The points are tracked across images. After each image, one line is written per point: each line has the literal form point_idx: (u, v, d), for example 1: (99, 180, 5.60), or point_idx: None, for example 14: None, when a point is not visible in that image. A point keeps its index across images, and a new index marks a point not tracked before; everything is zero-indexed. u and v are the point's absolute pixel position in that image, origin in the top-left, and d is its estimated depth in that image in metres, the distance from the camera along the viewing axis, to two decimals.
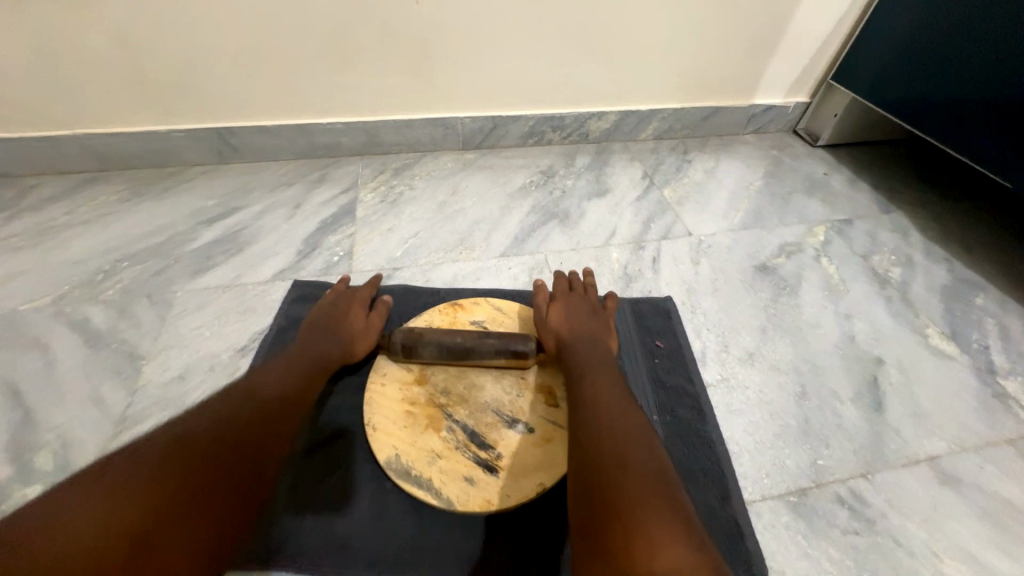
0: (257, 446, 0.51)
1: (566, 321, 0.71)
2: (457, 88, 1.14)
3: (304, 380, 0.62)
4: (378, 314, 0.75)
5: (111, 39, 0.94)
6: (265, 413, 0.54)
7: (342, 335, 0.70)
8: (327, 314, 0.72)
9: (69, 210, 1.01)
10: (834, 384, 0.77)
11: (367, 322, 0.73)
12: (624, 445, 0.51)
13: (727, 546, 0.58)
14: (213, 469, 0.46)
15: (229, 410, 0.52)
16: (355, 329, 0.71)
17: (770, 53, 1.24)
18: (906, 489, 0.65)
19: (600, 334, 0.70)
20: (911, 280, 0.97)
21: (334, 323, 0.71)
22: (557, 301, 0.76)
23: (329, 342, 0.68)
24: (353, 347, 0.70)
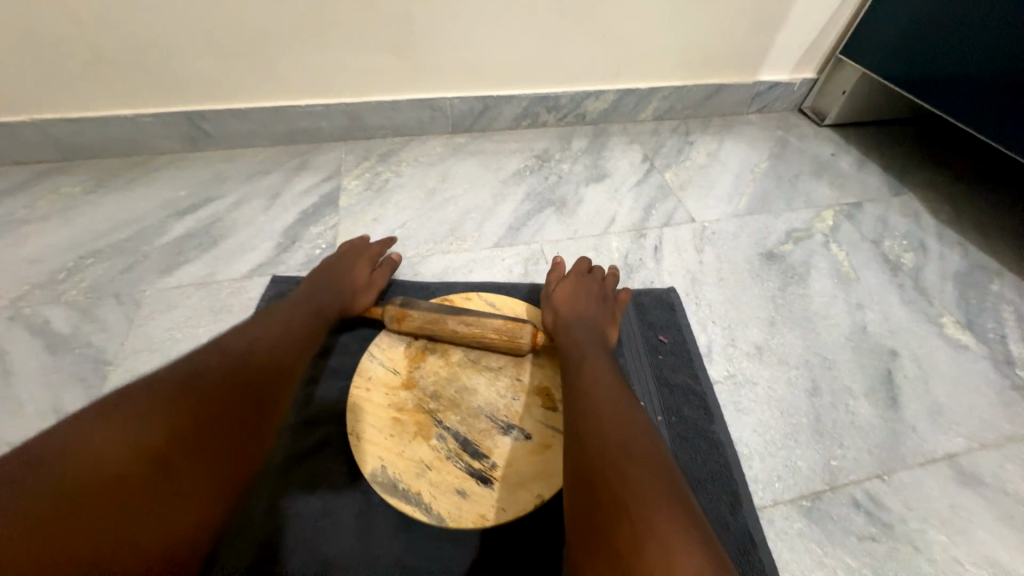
0: (258, 399, 0.48)
1: (569, 312, 0.67)
2: (444, 65, 1.06)
3: (307, 331, 0.59)
4: (383, 272, 0.77)
5: (59, 14, 0.85)
6: (267, 363, 0.51)
7: (345, 287, 0.70)
8: (334, 266, 0.73)
9: (30, 203, 0.94)
10: (847, 378, 0.73)
11: (371, 278, 0.75)
12: (622, 431, 0.47)
13: (738, 557, 0.54)
14: (211, 424, 0.43)
15: (229, 360, 0.49)
16: (358, 284, 0.72)
17: (777, 26, 1.17)
18: (924, 490, 0.62)
19: (602, 324, 0.66)
20: (924, 266, 0.93)
21: (338, 274, 0.72)
22: (562, 291, 0.71)
23: (333, 291, 0.68)
24: (355, 299, 0.70)
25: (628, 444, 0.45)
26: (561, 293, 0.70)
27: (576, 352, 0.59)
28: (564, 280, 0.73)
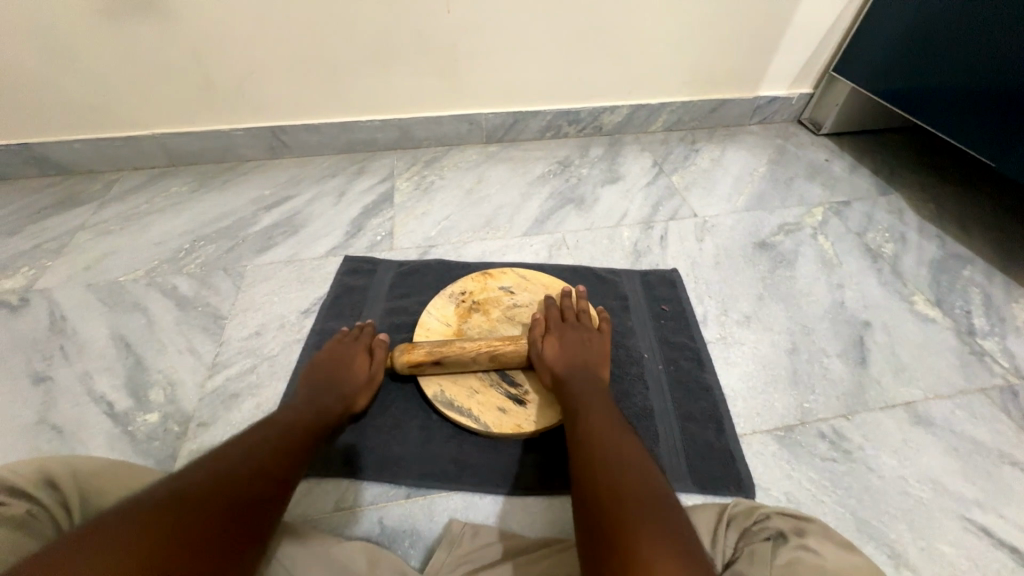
0: (253, 499, 0.49)
1: (565, 363, 0.68)
2: (482, 86, 1.26)
3: (306, 438, 0.60)
4: (377, 360, 0.74)
5: (188, 51, 1.09)
6: (263, 464, 0.52)
7: (346, 389, 0.69)
8: (330, 365, 0.71)
9: (150, 199, 1.17)
10: (823, 342, 0.87)
11: (369, 372, 0.72)
12: (617, 459, 0.53)
13: (721, 467, 0.69)
14: (211, 518, 0.44)
15: (228, 461, 0.51)
16: (359, 381, 0.71)
17: (773, 48, 1.33)
18: (881, 427, 0.74)
19: (596, 366, 0.69)
20: (903, 254, 1.05)
21: (334, 377, 0.69)
22: (551, 341, 0.71)
23: (332, 395, 0.67)
24: (356, 398, 0.69)
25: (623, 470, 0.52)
26: (552, 347, 0.71)
27: (581, 410, 0.62)
28: (553, 336, 0.71)
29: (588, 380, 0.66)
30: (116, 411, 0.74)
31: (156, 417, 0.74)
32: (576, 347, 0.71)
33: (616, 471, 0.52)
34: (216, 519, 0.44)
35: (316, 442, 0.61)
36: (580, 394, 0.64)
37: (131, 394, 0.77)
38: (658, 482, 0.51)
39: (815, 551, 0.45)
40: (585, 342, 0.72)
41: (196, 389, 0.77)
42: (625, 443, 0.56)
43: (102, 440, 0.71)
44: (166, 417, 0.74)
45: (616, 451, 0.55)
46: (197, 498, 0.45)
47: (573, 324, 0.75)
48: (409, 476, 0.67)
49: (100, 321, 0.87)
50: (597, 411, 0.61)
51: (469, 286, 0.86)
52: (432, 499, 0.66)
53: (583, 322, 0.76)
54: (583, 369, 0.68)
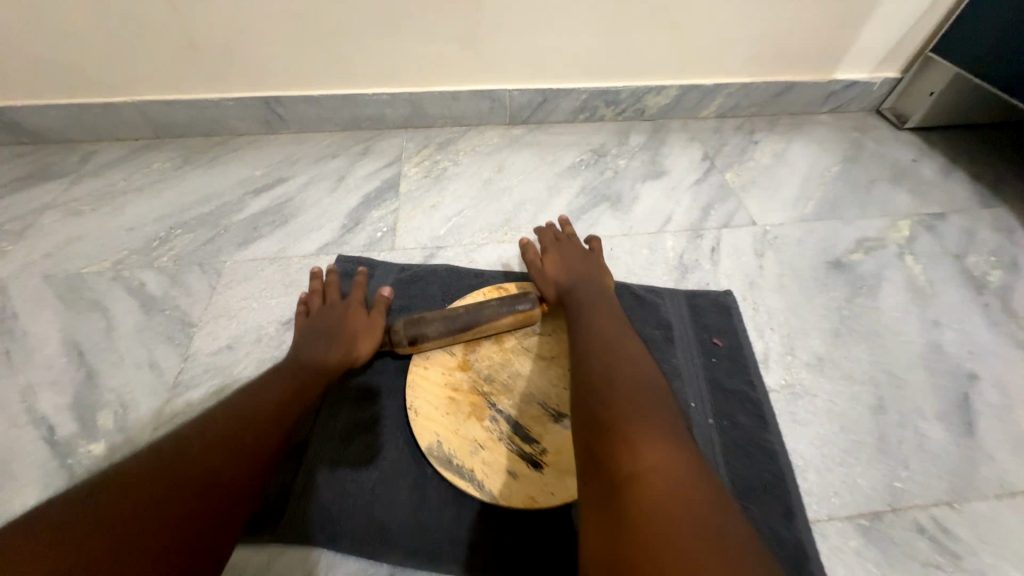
0: (213, 478, 0.43)
1: (565, 277, 0.69)
2: (507, 57, 1.08)
3: (290, 401, 0.53)
4: (377, 312, 0.68)
5: (163, 6, 0.93)
6: (228, 439, 0.46)
7: (342, 339, 0.63)
8: (322, 320, 0.66)
9: (128, 176, 1.04)
10: (918, 399, 0.69)
11: (368, 322, 0.66)
12: (613, 364, 0.52)
13: (790, 570, 0.53)
14: (150, 514, 0.38)
15: (187, 438, 0.45)
16: (355, 332, 0.64)
17: (861, 19, 1.09)
18: (998, 523, 0.58)
19: (597, 277, 0.69)
20: (1015, 286, 0.85)
21: (329, 332, 0.64)
22: (549, 261, 0.73)
23: (324, 346, 0.61)
24: (356, 346, 0.63)
25: (620, 374, 0.50)
26: (552, 265, 0.72)
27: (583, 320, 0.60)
28: (551, 257, 0.73)
29: (587, 283, 0.67)
30: (57, 437, 0.63)
31: (103, 447, 0.63)
32: (573, 261, 0.72)
33: (613, 365, 0.52)
34: (157, 513, 0.39)
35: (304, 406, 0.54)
36: (582, 298, 0.65)
37: (78, 416, 0.65)
38: (652, 386, 0.50)
39: None
40: (582, 257, 0.73)
41: (152, 414, 0.65)
42: (623, 341, 0.56)
43: (36, 475, 0.60)
44: (113, 450, 0.62)
45: (612, 348, 0.54)
46: (139, 491, 0.39)
47: (567, 246, 0.76)
48: (392, 551, 0.54)
49: (53, 321, 0.76)
50: (596, 313, 0.61)
51: None
52: None
53: (575, 242, 0.77)
54: (583, 279, 0.68)
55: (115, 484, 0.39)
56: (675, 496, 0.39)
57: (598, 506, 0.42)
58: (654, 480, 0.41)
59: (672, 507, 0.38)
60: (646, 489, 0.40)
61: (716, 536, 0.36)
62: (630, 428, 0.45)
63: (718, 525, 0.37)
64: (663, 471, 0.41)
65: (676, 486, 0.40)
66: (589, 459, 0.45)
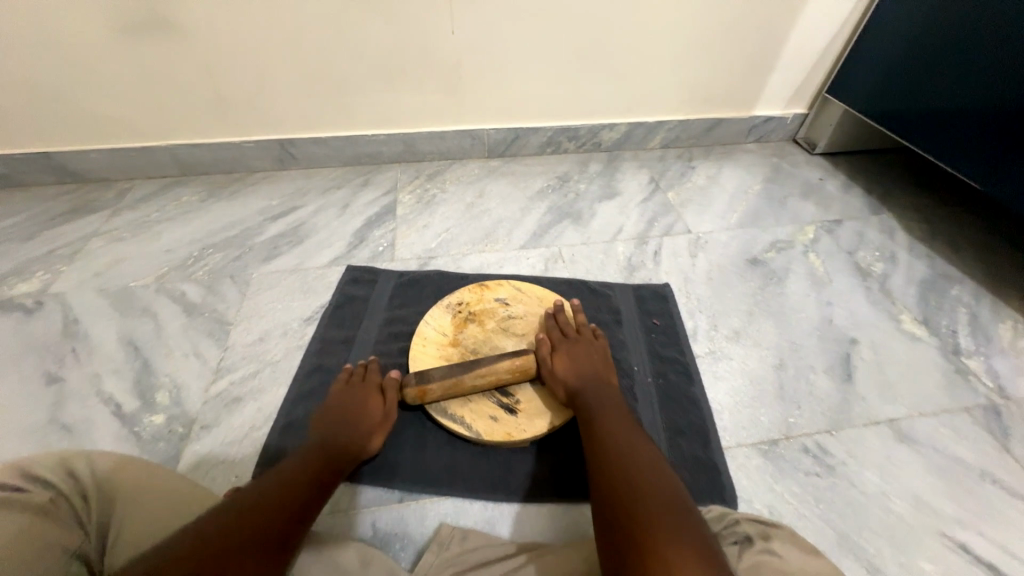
0: (243, 559, 0.44)
1: (578, 379, 0.71)
2: (485, 104, 1.31)
3: (308, 488, 0.56)
4: (389, 399, 0.72)
5: (203, 69, 1.15)
6: (254, 520, 0.48)
7: (358, 429, 0.67)
8: (342, 404, 0.70)
9: (161, 208, 1.21)
10: (811, 359, 0.88)
11: (382, 411, 0.71)
12: (634, 473, 0.54)
13: (705, 480, 0.71)
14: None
15: (235, 510, 0.48)
16: (372, 418, 0.69)
17: (768, 69, 1.36)
18: (865, 443, 0.76)
19: (607, 380, 0.72)
20: (892, 274, 1.07)
21: (346, 423, 0.67)
22: (560, 354, 0.74)
23: (342, 440, 0.65)
24: (370, 437, 0.68)
25: (641, 483, 0.53)
26: (561, 362, 0.73)
27: (603, 424, 0.63)
28: (563, 355, 0.74)
29: (600, 389, 0.69)
30: (123, 412, 0.77)
31: (161, 418, 0.77)
32: (584, 357, 0.74)
33: (635, 476, 0.54)
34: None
35: (316, 494, 0.57)
36: (596, 405, 0.67)
37: (139, 395, 0.80)
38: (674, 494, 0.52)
39: (778, 554, 0.46)
40: (593, 355, 0.74)
41: (201, 392, 0.80)
42: (642, 452, 0.58)
43: (109, 441, 0.74)
44: (171, 420, 0.76)
45: (632, 456, 0.57)
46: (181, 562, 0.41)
47: (575, 337, 0.78)
48: (402, 481, 0.69)
49: (110, 324, 0.91)
50: (612, 420, 0.64)
51: (465, 297, 0.89)
52: (424, 504, 0.68)
53: (583, 333, 0.79)
54: (594, 380, 0.71)
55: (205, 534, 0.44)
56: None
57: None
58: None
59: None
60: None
61: None
62: (660, 547, 0.45)
63: None
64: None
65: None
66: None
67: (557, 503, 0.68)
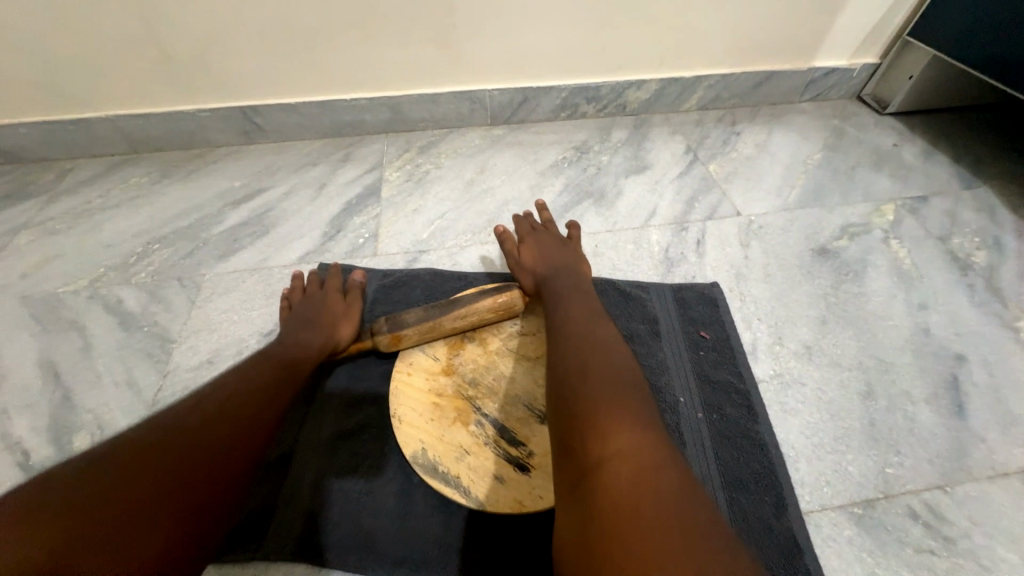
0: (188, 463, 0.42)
1: (546, 269, 0.69)
2: (486, 57, 1.07)
3: (271, 389, 0.53)
4: (355, 296, 0.72)
5: (130, 16, 0.92)
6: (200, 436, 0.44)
7: (324, 323, 0.66)
8: (306, 304, 0.69)
9: (104, 193, 1.02)
10: (907, 383, 0.69)
11: (347, 306, 0.71)
12: (589, 349, 0.52)
13: (785, 565, 0.53)
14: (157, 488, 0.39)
15: (185, 417, 0.46)
16: (336, 313, 0.68)
17: (838, 6, 1.09)
18: (992, 505, 0.57)
19: (576, 266, 0.70)
20: (1000, 266, 0.85)
21: (312, 316, 0.67)
22: (527, 250, 0.74)
23: (307, 332, 0.64)
24: (338, 328, 0.66)
25: (595, 358, 0.50)
26: (529, 255, 0.73)
27: (563, 305, 0.60)
28: (529, 250, 0.74)
29: (568, 273, 0.68)
30: (32, 462, 0.61)
31: None
32: (552, 250, 0.73)
33: (590, 352, 0.51)
34: (156, 497, 0.39)
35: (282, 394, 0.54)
36: (562, 288, 0.64)
37: (53, 439, 0.63)
38: (629, 368, 0.50)
39: None
40: (561, 248, 0.74)
41: None
42: (595, 327, 0.55)
43: None
44: None
45: (592, 334, 0.54)
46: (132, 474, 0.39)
47: (543, 234, 0.77)
48: (379, 564, 0.53)
49: (28, 343, 0.74)
50: (575, 301, 0.61)
51: None
52: None
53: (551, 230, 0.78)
54: (562, 266, 0.69)
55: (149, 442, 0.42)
56: (640, 483, 0.38)
57: (568, 499, 0.41)
58: (621, 465, 0.40)
59: (636, 495, 0.37)
60: (613, 478, 0.39)
61: (679, 516, 0.36)
62: (599, 417, 0.44)
63: (683, 511, 0.36)
64: (631, 457, 0.40)
65: (643, 471, 0.39)
66: (563, 447, 0.45)
67: None
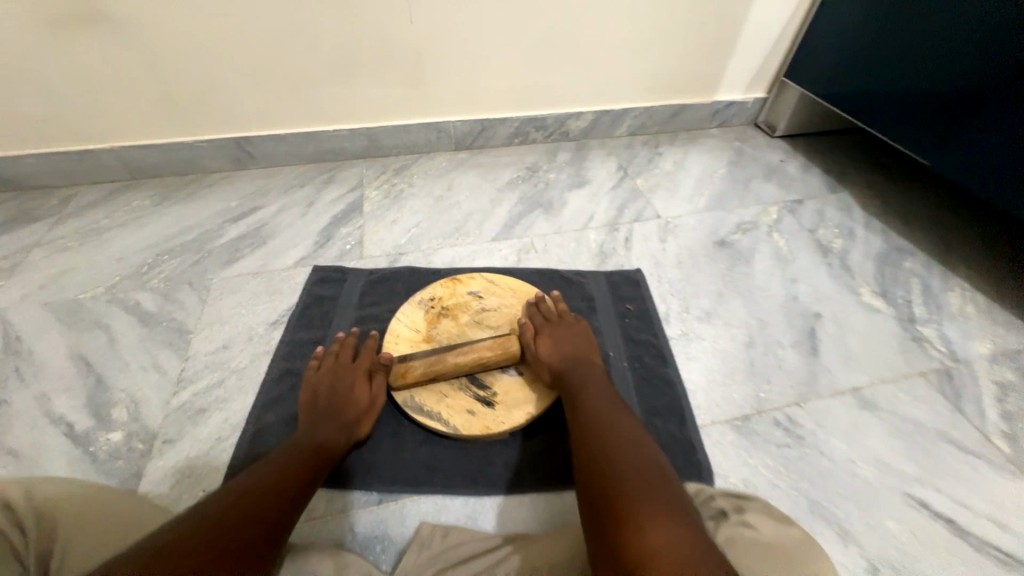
0: (239, 535, 0.45)
1: (566, 363, 0.71)
2: (449, 94, 1.28)
3: (302, 474, 0.57)
4: (381, 385, 0.71)
5: (142, 64, 1.07)
6: (249, 513, 0.48)
7: (346, 416, 0.66)
8: (333, 384, 0.69)
9: (109, 214, 1.14)
10: (778, 334, 0.91)
11: (371, 396, 0.70)
12: (618, 447, 0.56)
13: (684, 460, 0.72)
14: (215, 551, 0.42)
15: (231, 496, 0.49)
16: (360, 406, 0.68)
17: (727, 54, 1.38)
18: (831, 412, 0.79)
19: (593, 360, 0.73)
20: (851, 249, 1.11)
21: (336, 405, 0.67)
22: (545, 339, 0.74)
23: (329, 427, 0.64)
24: (357, 424, 0.67)
25: (623, 454, 0.54)
26: (547, 345, 0.73)
27: (588, 402, 0.64)
28: (547, 339, 0.74)
29: (587, 369, 0.70)
30: (77, 432, 0.73)
31: (120, 436, 0.73)
32: (568, 340, 0.75)
33: (618, 448, 0.56)
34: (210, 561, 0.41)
35: (302, 489, 0.55)
36: (584, 384, 0.68)
37: (93, 413, 0.75)
38: (656, 466, 0.53)
39: (754, 527, 0.46)
40: (577, 338, 0.76)
41: (163, 404, 0.76)
42: (624, 426, 0.59)
43: (62, 463, 0.69)
44: (130, 436, 0.72)
45: (618, 431, 0.58)
46: (162, 569, 0.38)
47: (558, 321, 0.78)
48: (379, 483, 0.68)
49: (57, 340, 0.85)
50: (597, 398, 0.65)
51: (438, 292, 0.87)
52: (403, 504, 0.67)
53: (565, 317, 0.80)
54: (579, 360, 0.72)
55: (206, 518, 0.45)
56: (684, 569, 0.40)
57: None
58: (666, 557, 0.41)
59: None
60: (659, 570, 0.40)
61: None
62: (637, 510, 0.47)
63: None
64: (675, 550, 0.42)
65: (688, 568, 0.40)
66: (605, 546, 0.46)
67: (538, 494, 0.68)
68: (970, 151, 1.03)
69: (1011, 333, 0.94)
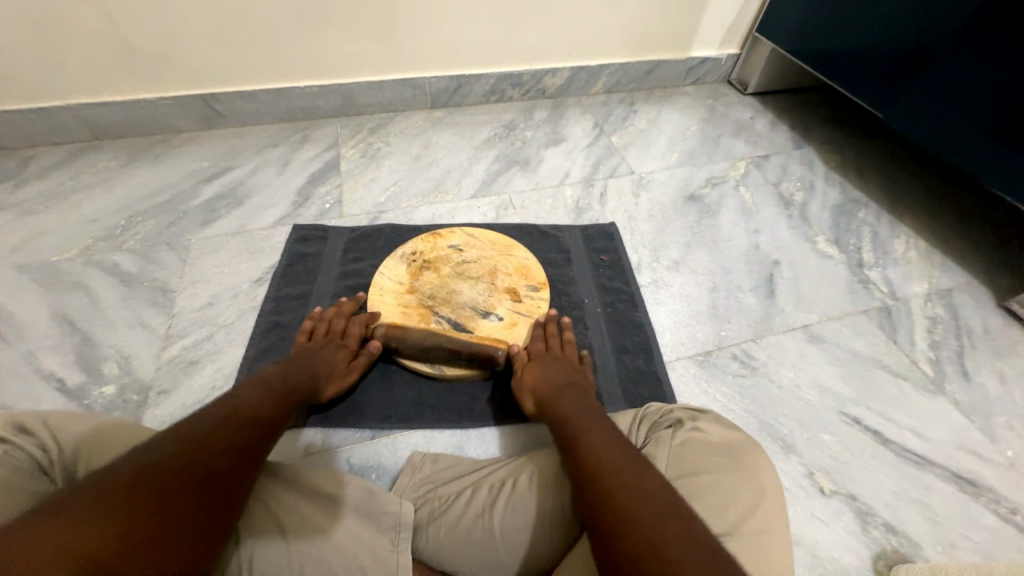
0: (233, 449, 0.47)
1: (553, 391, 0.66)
2: (422, 49, 1.26)
3: (283, 404, 0.58)
4: (361, 363, 0.73)
5: (91, 14, 1.01)
6: (241, 431, 0.50)
7: (321, 371, 0.68)
8: (319, 344, 0.72)
9: (73, 176, 1.10)
10: (739, 280, 0.98)
11: (348, 367, 0.72)
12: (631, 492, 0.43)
13: (650, 391, 0.79)
14: (212, 461, 0.44)
15: (223, 413, 0.51)
16: (335, 369, 0.70)
17: (701, 9, 1.39)
18: (782, 346, 0.87)
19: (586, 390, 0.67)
20: (811, 201, 1.18)
21: (316, 359, 0.69)
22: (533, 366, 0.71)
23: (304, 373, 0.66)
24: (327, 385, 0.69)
25: (641, 504, 0.42)
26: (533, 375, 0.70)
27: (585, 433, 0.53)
28: (535, 368, 0.70)
29: (579, 397, 0.63)
30: (70, 386, 0.75)
31: (113, 389, 0.75)
32: (558, 370, 0.69)
33: (633, 495, 0.43)
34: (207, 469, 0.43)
35: (284, 417, 0.57)
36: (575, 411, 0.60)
37: (84, 369, 0.77)
38: (683, 517, 0.41)
39: (703, 430, 0.53)
40: (571, 371, 0.70)
41: (154, 359, 0.79)
42: (634, 461, 0.47)
43: None
44: (124, 388, 0.75)
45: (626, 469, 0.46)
46: (162, 476, 0.40)
47: (557, 352, 0.74)
48: (372, 421, 0.73)
49: (37, 302, 0.85)
50: (591, 426, 0.55)
51: (419, 247, 0.90)
52: (395, 438, 0.73)
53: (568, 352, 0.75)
54: (569, 388, 0.66)
55: (202, 429, 0.47)
56: None
57: None
58: None
59: None
60: None
61: None
62: None
63: None
64: None
65: None
66: None
67: (519, 425, 0.74)
68: (916, 105, 1.09)
69: (945, 274, 1.03)
